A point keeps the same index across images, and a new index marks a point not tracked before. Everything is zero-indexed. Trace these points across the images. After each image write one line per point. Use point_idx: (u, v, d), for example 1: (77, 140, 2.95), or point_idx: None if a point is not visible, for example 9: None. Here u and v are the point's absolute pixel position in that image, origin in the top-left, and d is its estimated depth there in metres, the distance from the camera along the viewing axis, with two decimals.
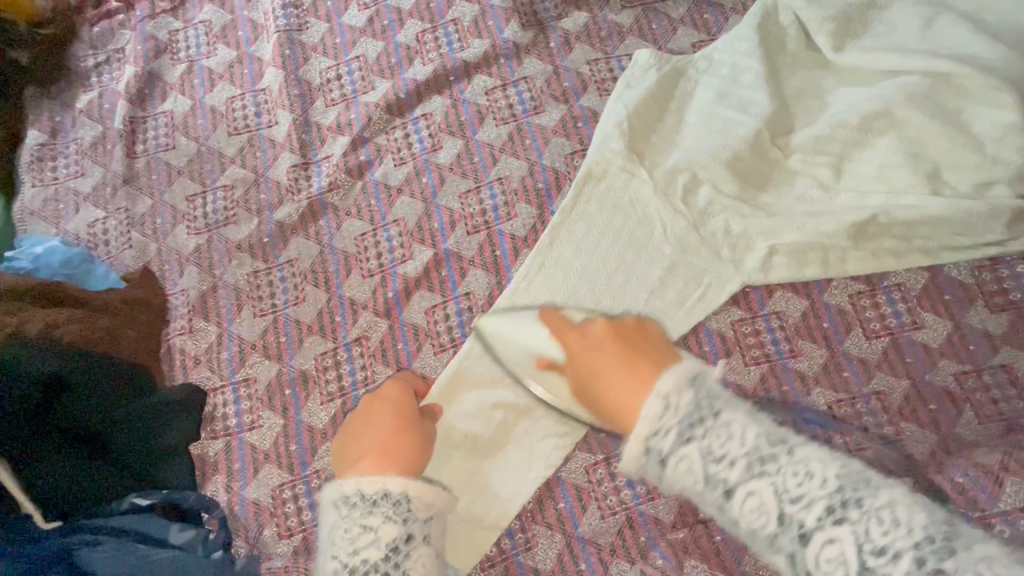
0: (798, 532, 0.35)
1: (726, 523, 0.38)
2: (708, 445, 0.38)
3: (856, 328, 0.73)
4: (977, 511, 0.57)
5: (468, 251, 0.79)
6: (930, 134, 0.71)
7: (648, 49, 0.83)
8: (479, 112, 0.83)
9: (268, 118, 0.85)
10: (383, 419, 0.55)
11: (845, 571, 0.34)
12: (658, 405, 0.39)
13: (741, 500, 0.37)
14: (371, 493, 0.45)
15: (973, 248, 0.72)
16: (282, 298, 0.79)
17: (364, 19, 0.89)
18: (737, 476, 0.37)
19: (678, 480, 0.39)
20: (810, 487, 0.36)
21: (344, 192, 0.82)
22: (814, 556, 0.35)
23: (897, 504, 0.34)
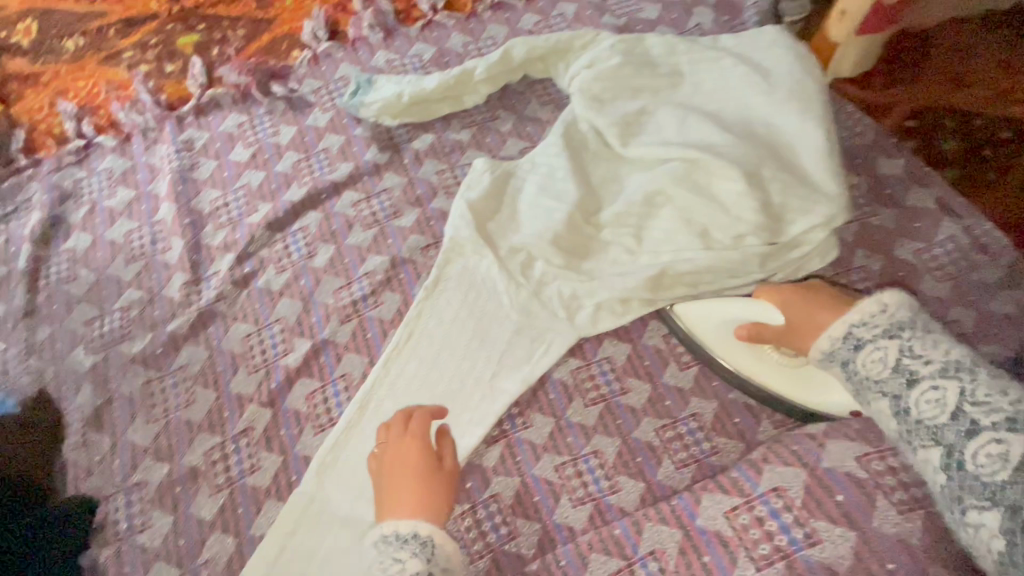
0: (911, 378, 0.65)
1: (898, 408, 0.65)
2: (909, 346, 0.67)
3: (672, 363, 0.88)
4: (744, 498, 0.67)
5: (342, 338, 0.90)
6: (694, 204, 0.90)
7: (483, 158, 1.02)
8: (348, 221, 0.99)
9: (163, 244, 0.98)
10: (419, 473, 0.73)
11: (941, 405, 0.62)
12: (904, 343, 0.67)
13: (922, 392, 0.64)
14: (405, 533, 0.68)
15: (747, 287, 0.90)
16: (174, 401, 0.87)
17: (249, 155, 1.05)
18: (929, 371, 0.64)
19: (867, 365, 0.68)
20: (933, 352, 0.65)
21: (231, 300, 0.93)
22: (919, 399, 0.64)
23: (996, 383, 0.62)
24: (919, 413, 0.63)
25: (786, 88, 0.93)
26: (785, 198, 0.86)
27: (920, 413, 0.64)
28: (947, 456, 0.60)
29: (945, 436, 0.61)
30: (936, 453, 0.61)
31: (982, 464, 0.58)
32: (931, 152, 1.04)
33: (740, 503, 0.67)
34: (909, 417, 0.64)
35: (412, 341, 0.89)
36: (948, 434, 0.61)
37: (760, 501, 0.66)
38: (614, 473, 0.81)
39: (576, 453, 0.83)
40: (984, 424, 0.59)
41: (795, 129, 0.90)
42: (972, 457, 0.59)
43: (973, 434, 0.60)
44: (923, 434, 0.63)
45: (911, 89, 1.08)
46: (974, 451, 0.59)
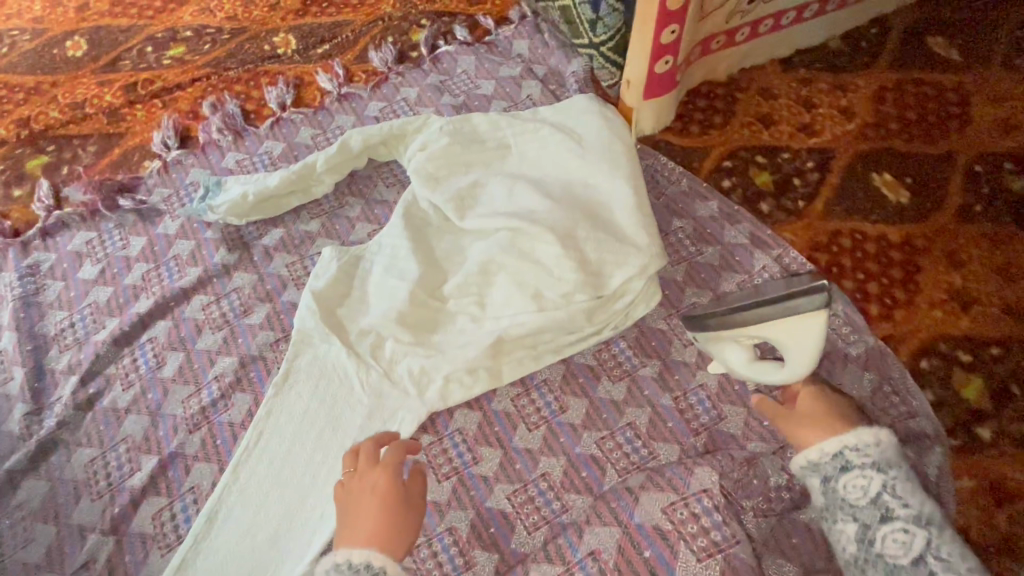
0: (846, 466, 0.74)
1: (825, 486, 0.75)
2: (850, 446, 0.74)
3: (520, 424, 0.91)
4: (566, 566, 0.79)
5: (190, 448, 0.89)
6: (523, 268, 0.94)
7: (332, 246, 1.05)
8: (198, 326, 0.99)
9: (4, 375, 0.96)
10: (364, 504, 0.75)
11: (862, 492, 0.72)
12: (845, 448, 0.74)
13: (850, 476, 0.73)
14: (359, 563, 0.69)
15: (584, 341, 0.94)
16: (10, 544, 0.83)
17: (96, 271, 1.06)
18: (864, 463, 0.73)
19: (849, 485, 0.73)
20: (872, 455, 0.73)
21: (75, 425, 0.91)
22: (847, 483, 0.73)
23: (911, 488, 0.72)
24: (846, 493, 0.73)
25: (597, 151, 1.01)
26: (601, 253, 0.92)
27: (837, 491, 0.74)
28: (861, 534, 0.71)
29: (862, 516, 0.72)
30: (852, 528, 0.72)
31: (889, 546, 0.69)
32: (747, 188, 1.12)
33: (563, 572, 0.79)
34: (835, 494, 0.74)
35: (266, 440, 0.89)
36: (868, 514, 0.71)
37: (580, 568, 0.78)
38: (468, 548, 0.82)
39: (431, 533, 0.83)
40: (899, 517, 0.70)
41: (607, 187, 0.98)
42: (881, 538, 0.70)
43: (888, 520, 0.70)
44: (843, 510, 0.73)
45: (722, 135, 1.19)
46: (885, 534, 0.70)
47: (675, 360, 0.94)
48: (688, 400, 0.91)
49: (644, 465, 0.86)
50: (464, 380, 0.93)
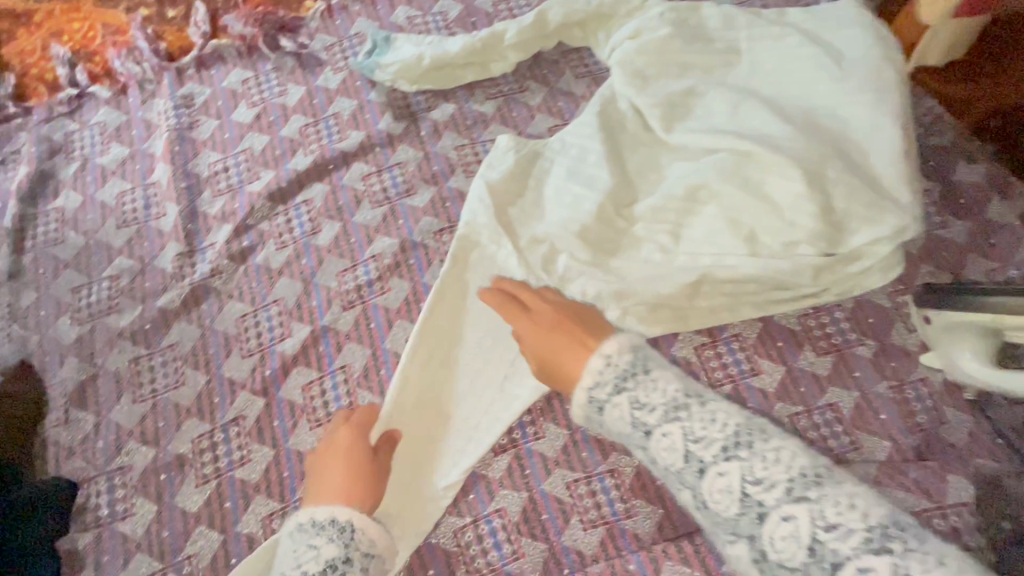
0: (699, 467, 0.49)
1: (699, 500, 0.49)
2: (689, 427, 0.50)
3: (702, 378, 0.80)
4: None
5: (344, 326, 0.83)
6: (742, 203, 0.80)
7: (508, 134, 0.92)
8: (356, 196, 0.90)
9: (157, 210, 0.91)
10: (349, 456, 0.68)
11: (673, 453, 0.50)
12: (635, 412, 0.52)
13: (655, 445, 0.51)
14: (322, 520, 0.60)
15: (792, 300, 0.81)
16: (162, 382, 0.81)
17: (252, 115, 0.96)
18: (711, 456, 0.48)
19: (712, 492, 0.48)
20: (713, 430, 0.49)
21: (227, 277, 0.86)
22: (771, 534, 0.45)
23: (776, 447, 0.48)
24: (713, 504, 0.48)
25: (860, 75, 0.82)
26: (849, 204, 0.76)
27: (706, 503, 0.49)
28: (751, 552, 0.46)
29: (743, 527, 0.47)
30: (739, 548, 0.47)
31: (781, 550, 0.45)
32: (1014, 156, 0.91)
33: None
34: (707, 511, 0.49)
35: (452, 346, 0.80)
36: (784, 541, 0.45)
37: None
38: (630, 496, 0.75)
39: (591, 471, 0.76)
40: (767, 504, 0.46)
41: (867, 124, 0.79)
42: (772, 547, 0.45)
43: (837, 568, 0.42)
44: (724, 527, 0.48)
45: (1000, 82, 0.95)
46: (772, 537, 0.45)
47: (895, 345, 0.81)
48: (905, 393, 0.78)
49: (844, 454, 0.75)
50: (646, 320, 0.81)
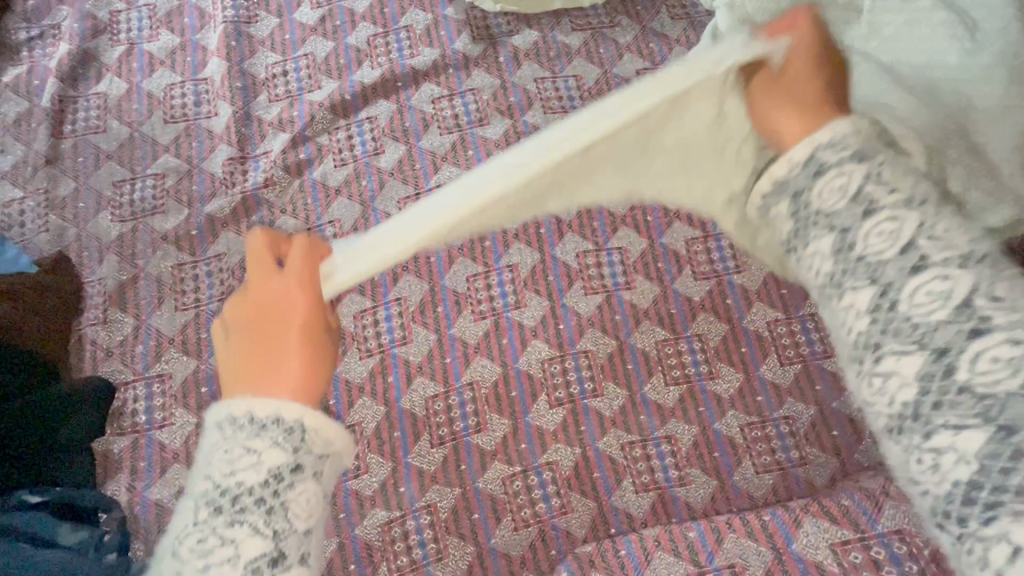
0: (866, 205, 0.35)
1: (834, 247, 0.35)
2: (877, 171, 0.36)
3: (773, 354, 0.76)
4: (859, 532, 0.60)
5: (402, 257, 0.79)
6: None
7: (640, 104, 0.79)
8: (425, 120, 0.83)
9: (208, 108, 0.84)
10: (270, 317, 0.39)
11: (891, 240, 0.33)
12: (818, 148, 0.39)
13: (829, 180, 0.37)
14: (263, 415, 0.35)
15: None
16: (206, 293, 0.77)
17: (316, 17, 0.88)
18: (893, 199, 0.34)
19: (865, 239, 0.34)
20: (901, 182, 0.36)
21: (280, 190, 0.80)
22: (915, 284, 0.32)
23: (959, 224, 0.33)
24: (861, 248, 0.34)
25: None
26: (965, 192, 0.69)
27: (900, 306, 0.32)
28: (878, 302, 0.33)
29: (885, 272, 0.33)
30: (913, 363, 0.31)
31: (917, 306, 0.31)
32: None
33: (854, 537, 0.60)
34: (807, 228, 0.37)
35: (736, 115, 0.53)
36: (891, 268, 0.33)
37: (880, 542, 0.59)
38: (685, 464, 0.72)
39: (647, 435, 0.73)
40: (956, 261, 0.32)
41: None
42: (906, 297, 0.32)
43: (980, 333, 0.29)
44: (850, 273, 0.34)
45: None
46: (910, 289, 0.32)
47: None
48: None
49: None
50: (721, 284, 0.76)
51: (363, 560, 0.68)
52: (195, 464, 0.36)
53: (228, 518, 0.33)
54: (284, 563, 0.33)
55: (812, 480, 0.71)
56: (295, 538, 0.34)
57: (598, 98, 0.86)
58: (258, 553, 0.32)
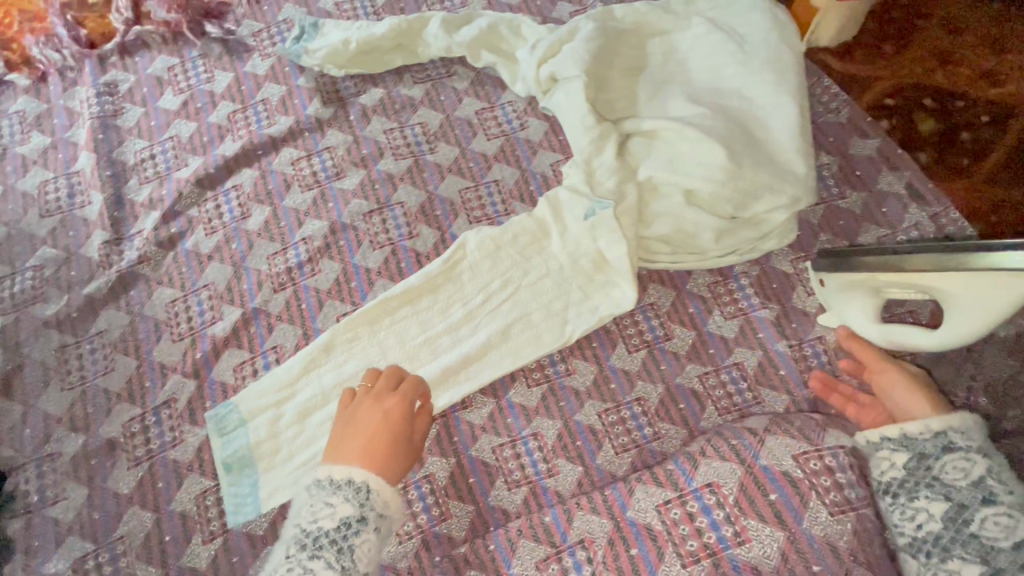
0: (986, 494, 0.60)
1: (961, 516, 0.60)
2: (994, 470, 0.61)
3: (620, 344, 0.85)
4: (677, 492, 0.68)
5: (275, 308, 0.85)
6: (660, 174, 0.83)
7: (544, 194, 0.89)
8: (286, 181, 0.92)
9: (82, 198, 0.90)
10: (373, 435, 0.65)
11: (963, 474, 0.61)
12: (949, 429, 0.63)
13: (952, 458, 0.62)
14: (340, 479, 0.60)
15: (699, 260, 0.86)
16: (91, 369, 0.81)
17: (179, 102, 0.96)
18: (1010, 501, 0.59)
19: (951, 474, 0.62)
20: (1010, 484, 0.61)
21: (155, 263, 0.87)
22: (985, 517, 0.59)
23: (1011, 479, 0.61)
24: (978, 526, 0.59)
25: (762, 57, 0.87)
26: (756, 173, 0.80)
27: (974, 526, 0.59)
28: (988, 574, 0.57)
29: (994, 556, 0.57)
30: None
31: (986, 527, 0.58)
32: (907, 132, 0.98)
33: (673, 497, 0.68)
34: (931, 469, 0.63)
35: None
36: (1000, 557, 0.57)
37: (694, 496, 0.67)
38: (552, 456, 0.79)
39: (515, 435, 0.80)
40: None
41: (770, 101, 0.85)
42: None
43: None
44: (970, 546, 0.58)
45: (892, 64, 1.03)
46: (983, 516, 0.59)
47: (796, 307, 0.87)
48: (804, 351, 0.84)
49: (747, 409, 0.81)
50: (576, 297, 0.86)
51: None
52: (289, 520, 0.60)
53: (314, 549, 0.57)
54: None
55: (664, 451, 0.79)
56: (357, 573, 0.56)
57: (443, 140, 0.96)
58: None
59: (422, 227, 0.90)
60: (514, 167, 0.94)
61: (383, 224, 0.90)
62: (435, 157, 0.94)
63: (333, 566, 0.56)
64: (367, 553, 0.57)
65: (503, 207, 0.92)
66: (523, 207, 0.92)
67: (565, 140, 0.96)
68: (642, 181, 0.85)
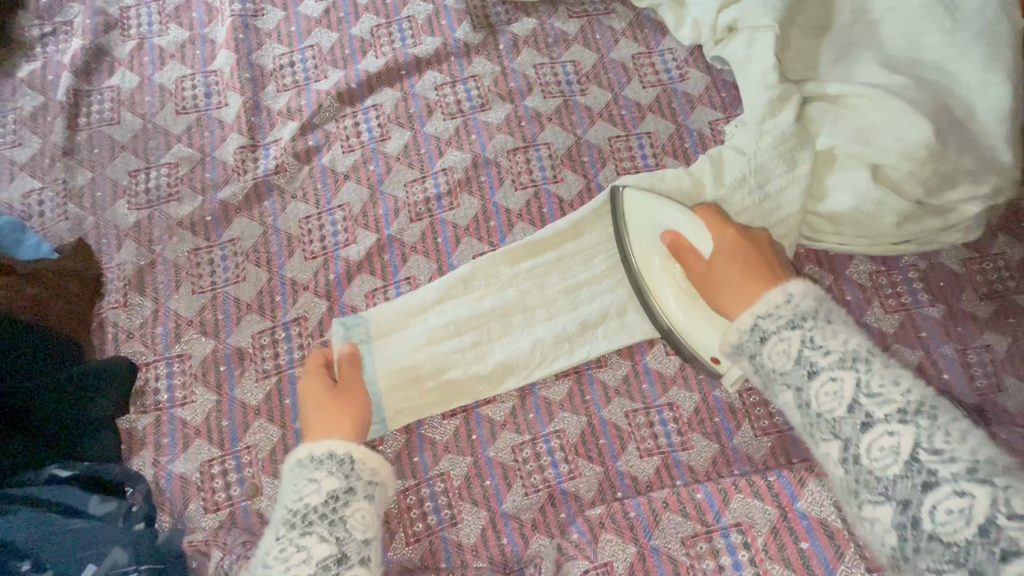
0: (864, 419, 0.48)
1: (851, 457, 0.48)
2: (810, 335, 0.54)
3: None
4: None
5: (410, 238, 0.81)
6: (849, 146, 0.76)
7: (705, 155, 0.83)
8: (428, 106, 0.86)
9: (218, 99, 0.86)
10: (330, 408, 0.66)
11: (837, 400, 0.50)
12: (758, 320, 0.58)
13: (820, 384, 0.51)
14: (320, 455, 0.60)
15: (869, 244, 0.80)
16: (222, 276, 0.79)
17: (321, 9, 0.91)
18: (884, 414, 0.47)
19: (822, 402, 0.51)
20: (892, 391, 0.48)
21: (291, 175, 0.83)
22: (870, 445, 0.47)
23: (896, 376, 0.49)
24: (870, 464, 0.47)
25: (974, 28, 0.78)
26: (960, 157, 0.74)
27: (860, 458, 0.48)
28: (901, 513, 0.45)
29: (897, 491, 0.45)
30: None
31: (876, 459, 0.47)
32: None
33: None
34: (809, 409, 0.52)
35: None
36: (903, 487, 0.45)
37: None
38: (687, 430, 0.75)
39: (650, 403, 0.76)
40: (876, 417, 0.48)
41: (979, 76, 0.76)
42: (928, 513, 0.43)
43: (930, 487, 0.43)
44: (870, 487, 0.47)
45: None
46: (868, 444, 0.47)
47: (962, 309, 0.80)
48: (968, 357, 0.78)
49: None
50: None
51: (380, 526, 0.71)
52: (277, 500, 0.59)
53: (302, 526, 0.55)
54: (345, 558, 0.54)
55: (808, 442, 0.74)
56: (354, 541, 0.55)
57: (595, 82, 0.89)
58: (327, 551, 0.53)
59: (568, 173, 0.85)
60: (669, 121, 0.88)
61: (527, 164, 0.85)
62: (585, 100, 0.88)
63: (327, 540, 0.54)
64: (361, 518, 0.56)
65: (655, 162, 0.86)
66: (675, 164, 0.85)
67: (727, 99, 0.88)
68: (821, 150, 0.78)
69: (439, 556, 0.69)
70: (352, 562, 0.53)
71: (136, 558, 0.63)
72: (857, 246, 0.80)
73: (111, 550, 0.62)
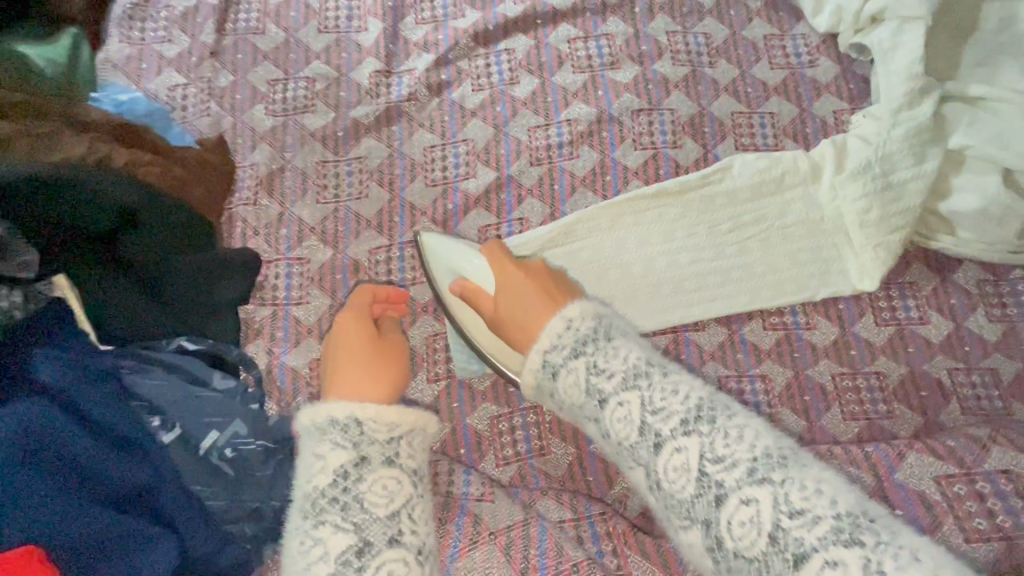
0: (716, 493, 0.42)
1: (715, 542, 0.42)
2: (649, 397, 0.46)
3: (868, 314, 0.80)
4: (964, 467, 0.64)
5: (528, 180, 0.84)
6: (987, 148, 0.77)
7: (827, 141, 0.83)
8: (559, 57, 0.88)
9: (359, 24, 0.90)
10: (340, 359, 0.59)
11: (630, 425, 0.46)
12: (545, 355, 0.52)
13: (665, 460, 0.44)
14: (324, 422, 0.49)
15: (986, 248, 0.80)
16: (346, 191, 0.82)
17: None
18: (734, 479, 0.41)
19: (672, 481, 0.44)
20: (737, 450, 0.42)
21: (421, 104, 0.86)
22: (728, 521, 0.41)
23: (676, 382, 0.47)
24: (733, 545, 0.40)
25: None
26: None
27: (661, 483, 0.45)
28: None
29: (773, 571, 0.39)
30: None
31: (739, 538, 0.40)
32: None
33: (959, 472, 0.64)
34: (662, 491, 0.45)
35: None
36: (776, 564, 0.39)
37: (987, 478, 0.62)
38: (777, 403, 0.76)
39: (743, 371, 0.78)
40: (727, 485, 0.41)
41: None
42: None
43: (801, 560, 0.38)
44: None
45: None
46: (728, 521, 0.41)
47: None
48: None
49: (995, 416, 0.75)
50: (829, 253, 0.81)
51: (472, 445, 0.73)
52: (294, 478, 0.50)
53: (318, 515, 0.46)
54: (370, 545, 0.44)
55: (898, 432, 0.74)
56: (377, 522, 0.45)
57: (724, 56, 0.90)
58: (346, 542, 0.44)
59: (687, 140, 0.86)
60: (793, 104, 0.88)
61: (649, 126, 0.86)
62: (713, 72, 0.89)
63: (344, 525, 0.45)
64: (381, 491, 0.46)
65: (774, 142, 0.86)
66: (795, 147, 0.86)
67: (854, 90, 0.88)
68: (952, 149, 0.79)
69: (528, 481, 0.72)
70: (379, 547, 0.44)
71: (255, 433, 0.68)
72: (970, 250, 0.80)
73: (233, 422, 0.68)
